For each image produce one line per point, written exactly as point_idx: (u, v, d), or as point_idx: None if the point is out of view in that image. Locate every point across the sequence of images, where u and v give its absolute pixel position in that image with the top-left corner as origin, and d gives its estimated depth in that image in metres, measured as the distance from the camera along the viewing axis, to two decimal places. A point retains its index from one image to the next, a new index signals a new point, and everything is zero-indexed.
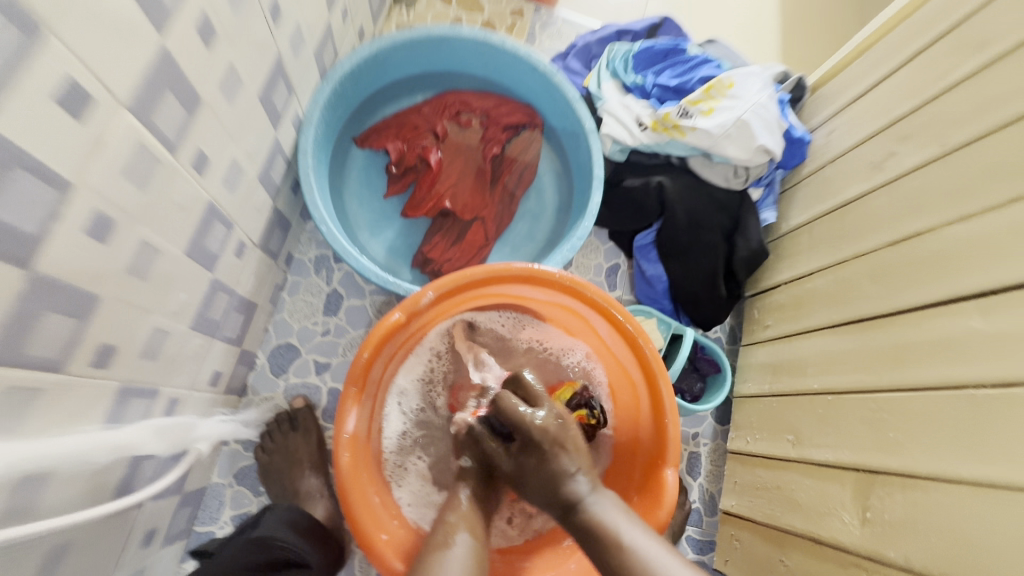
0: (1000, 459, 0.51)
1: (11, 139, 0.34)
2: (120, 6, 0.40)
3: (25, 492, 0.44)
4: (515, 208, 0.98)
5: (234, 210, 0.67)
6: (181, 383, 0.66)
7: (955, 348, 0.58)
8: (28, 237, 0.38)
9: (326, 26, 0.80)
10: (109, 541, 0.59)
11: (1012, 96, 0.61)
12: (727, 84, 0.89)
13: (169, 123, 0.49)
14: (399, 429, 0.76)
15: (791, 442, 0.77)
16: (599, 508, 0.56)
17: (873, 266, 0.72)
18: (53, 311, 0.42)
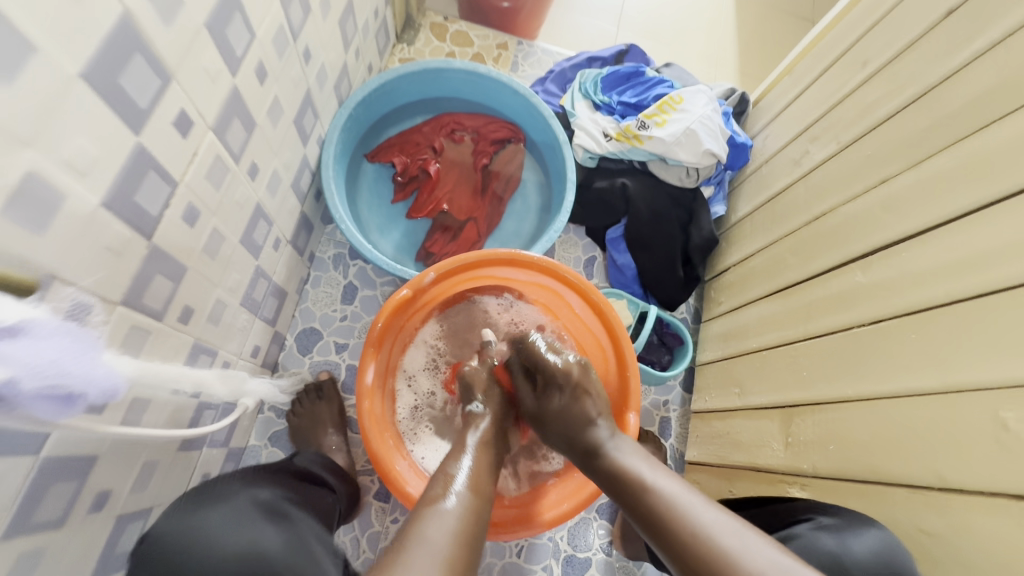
0: (869, 377, 0.66)
1: (149, 150, 0.51)
2: (212, 58, 0.57)
3: (136, 410, 0.60)
4: (503, 209, 1.15)
5: (274, 210, 0.84)
6: (232, 349, 0.82)
7: (845, 299, 0.74)
8: (152, 218, 0.54)
9: (343, 64, 0.98)
10: (178, 472, 0.74)
11: (881, 102, 0.78)
12: (678, 100, 1.06)
13: (235, 140, 0.67)
14: (409, 400, 0.90)
15: (738, 393, 0.93)
16: (619, 453, 0.67)
17: (794, 242, 0.89)
18: (161, 274, 0.58)
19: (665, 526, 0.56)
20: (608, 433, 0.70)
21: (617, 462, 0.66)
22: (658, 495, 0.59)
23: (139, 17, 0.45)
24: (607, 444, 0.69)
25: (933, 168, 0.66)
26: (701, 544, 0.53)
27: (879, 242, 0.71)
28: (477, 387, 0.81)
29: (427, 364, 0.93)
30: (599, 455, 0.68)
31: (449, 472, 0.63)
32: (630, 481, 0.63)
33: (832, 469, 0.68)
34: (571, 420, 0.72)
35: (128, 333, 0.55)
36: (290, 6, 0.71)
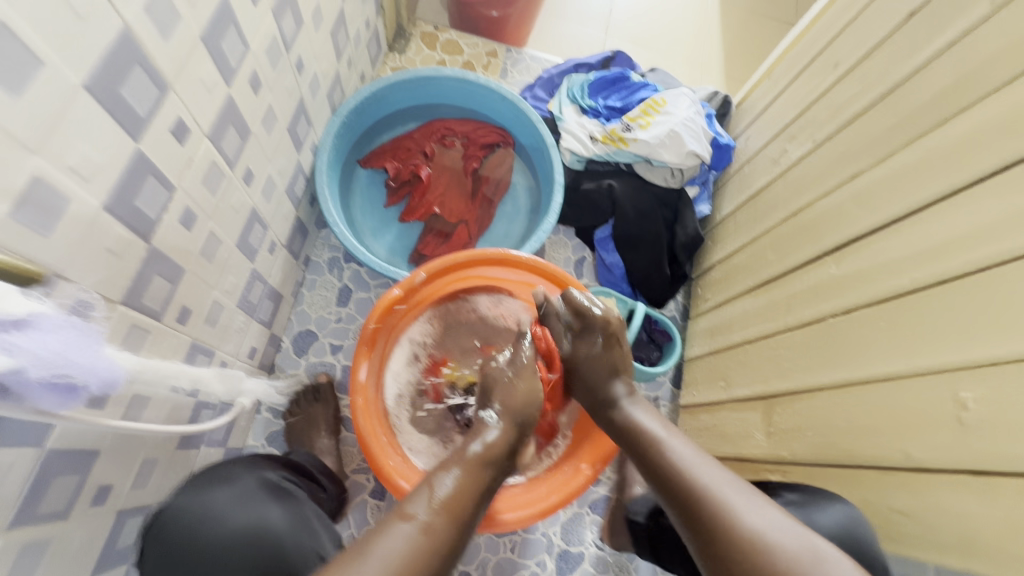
0: (841, 365, 0.69)
1: (148, 156, 0.54)
2: (208, 69, 0.60)
3: (135, 407, 0.62)
4: (493, 211, 1.18)
5: (269, 214, 0.87)
6: (229, 350, 0.84)
7: (820, 291, 0.77)
8: (151, 221, 0.57)
9: (336, 73, 1.01)
10: (176, 469, 0.76)
11: (852, 101, 0.81)
12: (660, 103, 1.10)
13: (231, 147, 0.70)
14: (399, 395, 0.91)
15: (723, 386, 0.95)
16: (633, 408, 0.72)
17: (773, 238, 0.92)
18: (159, 275, 0.61)
19: (668, 479, 0.60)
20: (626, 391, 0.75)
21: (633, 420, 0.70)
22: (666, 452, 0.63)
23: (139, 31, 0.48)
24: (625, 399, 0.73)
25: (899, 163, 0.69)
26: (695, 493, 0.56)
27: (851, 235, 0.73)
28: (496, 393, 0.74)
29: (416, 361, 0.93)
30: (614, 408, 0.73)
31: (437, 484, 0.59)
32: (642, 439, 0.66)
33: (810, 455, 0.71)
34: (594, 373, 0.76)
35: (128, 331, 0.57)
36: (282, 18, 0.74)
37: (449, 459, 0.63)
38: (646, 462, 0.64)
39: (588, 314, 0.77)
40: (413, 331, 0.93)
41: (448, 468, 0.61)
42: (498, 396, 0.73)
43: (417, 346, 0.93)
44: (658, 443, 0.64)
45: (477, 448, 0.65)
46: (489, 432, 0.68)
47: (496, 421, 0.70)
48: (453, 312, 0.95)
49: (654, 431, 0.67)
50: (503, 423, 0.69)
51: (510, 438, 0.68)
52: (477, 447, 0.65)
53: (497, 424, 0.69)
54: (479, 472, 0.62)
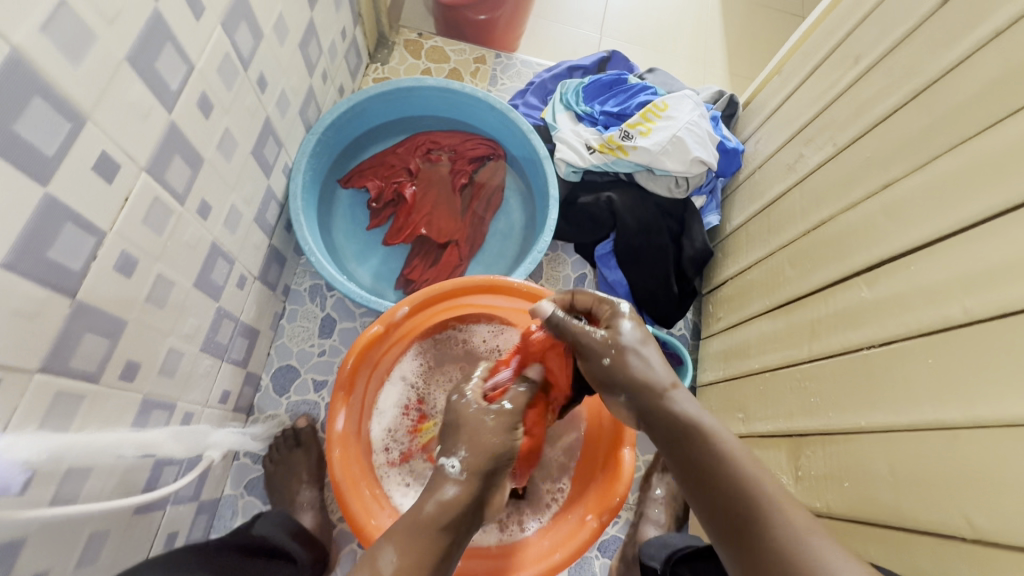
0: (880, 406, 0.62)
1: (63, 200, 0.46)
2: (140, 95, 0.53)
3: (72, 484, 0.54)
4: (485, 229, 1.09)
5: (235, 247, 0.79)
6: (194, 399, 0.76)
7: (852, 317, 0.69)
8: (74, 273, 0.49)
9: (309, 88, 0.94)
10: (137, 536, 0.69)
11: (876, 99, 0.73)
12: (661, 107, 1.00)
13: (179, 179, 0.62)
14: (388, 434, 0.83)
15: (741, 418, 0.88)
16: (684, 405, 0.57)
17: (792, 254, 0.84)
18: (92, 332, 0.53)
19: (742, 522, 0.50)
20: (681, 399, 0.57)
21: (694, 434, 0.55)
22: (742, 488, 0.51)
23: (35, 56, 0.41)
24: (679, 407, 0.57)
25: (938, 171, 0.61)
26: (766, 543, 0.48)
27: (886, 253, 0.66)
28: (462, 436, 0.60)
29: (407, 398, 0.86)
30: (669, 425, 0.56)
31: (380, 557, 0.52)
32: (712, 465, 0.53)
33: (848, 507, 0.64)
34: (633, 395, 0.59)
35: (53, 401, 0.50)
36: (237, 32, 0.66)
37: (400, 521, 0.55)
38: (712, 495, 0.52)
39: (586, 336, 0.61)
40: (398, 370, 0.86)
41: (394, 542, 0.53)
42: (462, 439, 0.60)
43: (402, 387, 0.85)
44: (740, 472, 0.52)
45: (430, 508, 0.56)
46: (443, 488, 0.57)
47: (458, 474, 0.57)
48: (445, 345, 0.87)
49: (730, 456, 0.53)
50: (465, 476, 0.57)
51: (474, 490, 0.58)
52: (431, 506, 0.56)
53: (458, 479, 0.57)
54: (433, 537, 0.54)
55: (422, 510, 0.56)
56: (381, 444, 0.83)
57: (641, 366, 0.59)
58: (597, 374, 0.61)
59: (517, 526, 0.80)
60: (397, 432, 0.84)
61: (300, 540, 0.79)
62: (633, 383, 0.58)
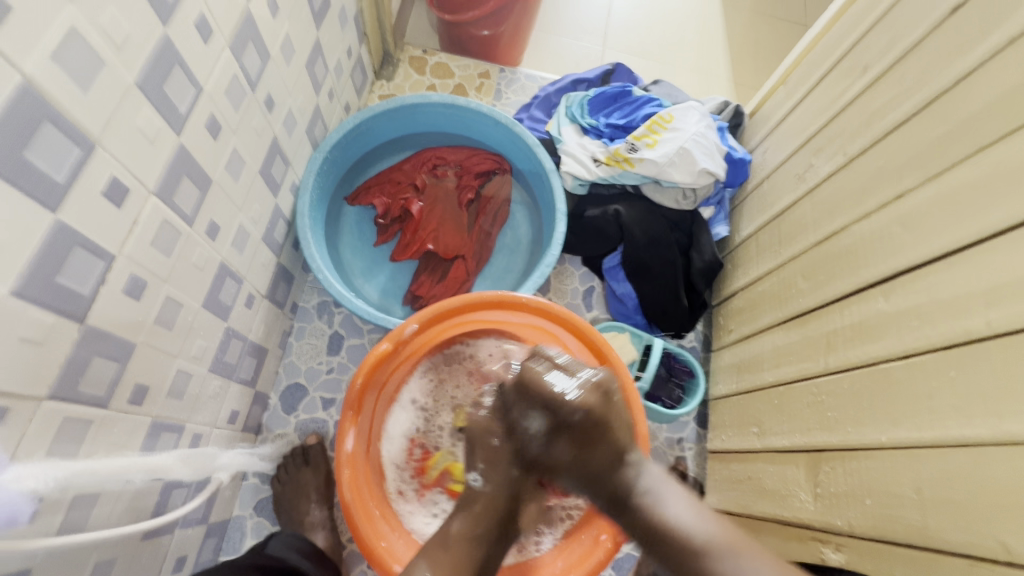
0: (905, 423, 0.60)
1: (72, 225, 0.46)
2: (149, 119, 0.53)
3: (80, 510, 0.54)
4: (492, 244, 1.09)
5: (243, 267, 0.79)
6: (203, 420, 0.76)
7: (869, 329, 0.68)
8: (84, 298, 0.49)
9: (316, 107, 0.94)
10: (144, 561, 0.68)
11: (887, 109, 0.73)
12: (667, 119, 1.00)
13: (187, 202, 0.62)
14: (397, 465, 0.83)
15: (756, 433, 0.86)
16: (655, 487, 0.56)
17: (804, 265, 0.83)
18: (101, 356, 0.53)
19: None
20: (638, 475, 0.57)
21: (657, 519, 0.54)
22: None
23: (45, 85, 0.41)
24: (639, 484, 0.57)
25: (956, 178, 0.60)
26: None
27: (903, 263, 0.65)
28: (480, 452, 0.66)
29: (414, 427, 0.85)
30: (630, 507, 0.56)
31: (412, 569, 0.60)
32: (683, 552, 0.51)
33: (872, 528, 0.62)
34: (590, 464, 0.58)
35: (61, 426, 0.50)
36: (244, 55, 0.67)
37: (434, 542, 0.63)
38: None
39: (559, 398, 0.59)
40: (404, 394, 0.85)
41: (428, 557, 0.61)
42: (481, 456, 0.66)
43: (411, 412, 0.85)
44: (709, 560, 0.49)
45: (457, 526, 0.63)
46: (470, 502, 0.65)
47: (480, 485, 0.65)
48: (453, 363, 0.87)
49: (699, 539, 0.51)
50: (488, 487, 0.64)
51: (497, 506, 0.64)
52: (460, 524, 0.64)
53: (482, 490, 0.65)
54: (467, 552, 0.62)
55: (450, 530, 0.63)
56: (393, 470, 0.82)
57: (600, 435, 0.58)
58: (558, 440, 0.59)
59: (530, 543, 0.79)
60: (406, 460, 0.83)
61: (313, 560, 0.78)
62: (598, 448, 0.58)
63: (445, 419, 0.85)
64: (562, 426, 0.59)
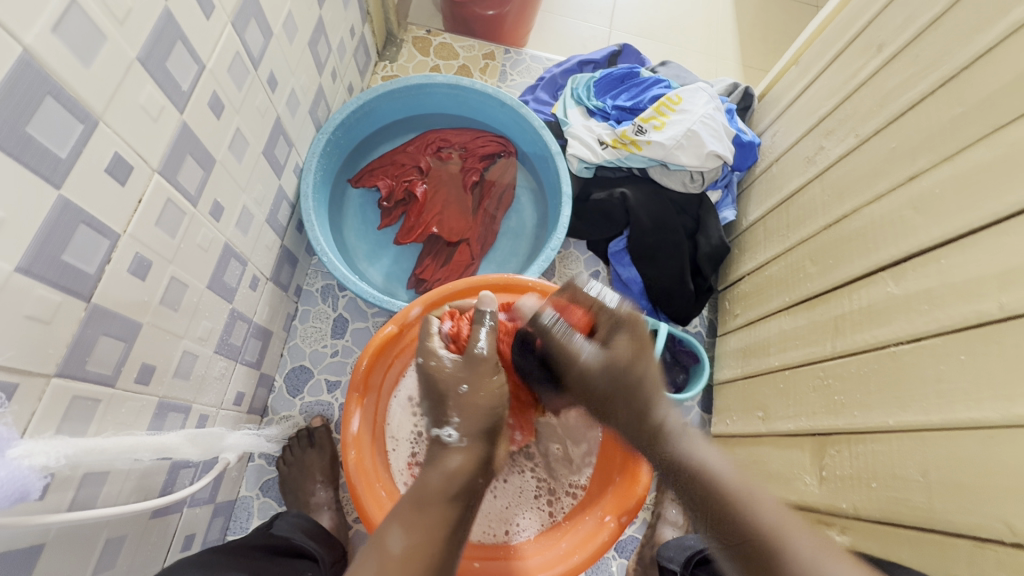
0: (911, 407, 0.60)
1: (76, 203, 0.46)
2: (151, 96, 0.52)
3: (91, 487, 0.54)
4: (497, 227, 1.08)
5: (247, 248, 0.79)
6: (209, 401, 0.76)
7: (878, 313, 0.67)
8: (90, 277, 0.49)
9: (318, 88, 0.93)
10: (153, 540, 0.69)
11: (902, 88, 0.71)
12: (675, 100, 0.98)
13: (191, 181, 0.61)
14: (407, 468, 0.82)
15: (761, 417, 0.87)
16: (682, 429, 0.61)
17: (813, 249, 0.82)
18: (107, 335, 0.53)
19: (755, 553, 0.51)
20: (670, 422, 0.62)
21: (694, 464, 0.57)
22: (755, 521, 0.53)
23: (46, 57, 0.40)
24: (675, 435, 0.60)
25: (969, 160, 0.59)
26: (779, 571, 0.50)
27: (914, 247, 0.64)
28: (450, 404, 0.62)
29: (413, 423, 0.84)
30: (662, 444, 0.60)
31: (387, 537, 0.54)
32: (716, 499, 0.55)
33: (875, 510, 0.63)
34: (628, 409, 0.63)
35: (70, 405, 0.50)
36: (246, 32, 0.66)
37: (405, 499, 0.57)
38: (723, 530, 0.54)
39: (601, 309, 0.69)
40: (401, 389, 0.84)
41: (401, 520, 0.55)
42: (451, 405, 0.62)
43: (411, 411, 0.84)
44: (744, 506, 0.54)
45: (434, 481, 0.58)
46: (447, 459, 0.60)
47: (458, 441, 0.60)
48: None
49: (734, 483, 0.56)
50: (466, 442, 0.61)
51: (476, 456, 0.61)
52: (436, 478, 0.58)
53: (456, 445, 0.61)
54: (440, 512, 0.55)
55: (428, 483, 0.57)
56: (403, 465, 0.82)
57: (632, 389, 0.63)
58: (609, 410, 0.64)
59: (548, 507, 0.82)
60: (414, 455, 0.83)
61: (319, 538, 0.79)
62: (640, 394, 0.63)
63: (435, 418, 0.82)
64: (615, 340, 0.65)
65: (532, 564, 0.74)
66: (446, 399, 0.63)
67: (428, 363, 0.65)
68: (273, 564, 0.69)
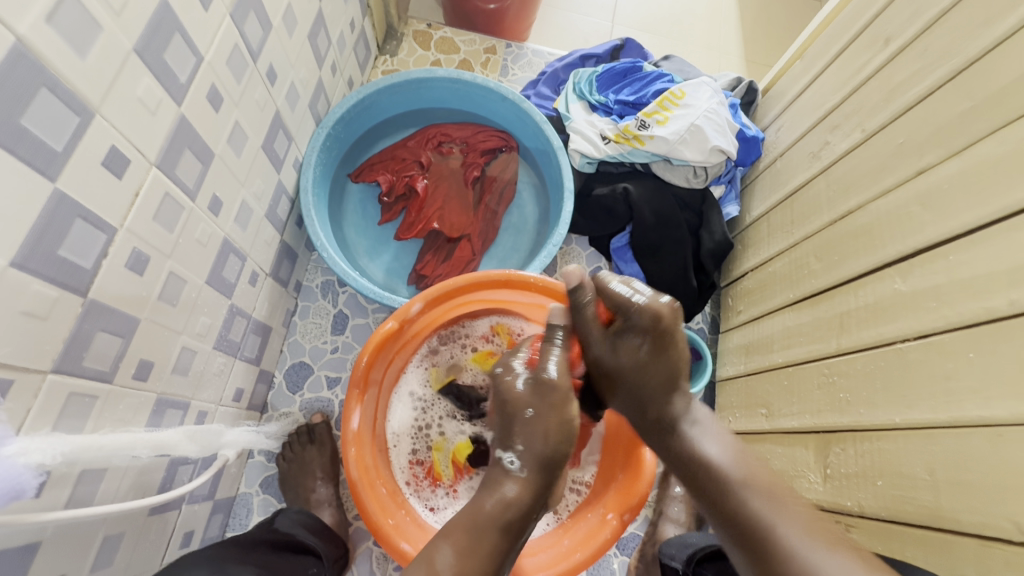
0: (917, 405, 0.60)
1: (73, 197, 0.45)
2: (149, 88, 0.51)
3: (88, 484, 0.54)
4: (498, 223, 1.07)
5: (246, 244, 0.78)
6: (208, 398, 0.76)
7: (884, 310, 0.67)
8: (86, 272, 0.48)
9: (318, 81, 0.92)
10: (152, 537, 0.68)
11: (909, 82, 0.70)
12: (679, 95, 0.97)
13: (189, 175, 0.60)
14: (407, 466, 0.82)
15: (765, 415, 0.86)
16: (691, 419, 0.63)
17: (818, 245, 0.81)
18: (104, 331, 0.52)
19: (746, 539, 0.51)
20: (685, 409, 0.64)
21: (695, 452, 0.59)
22: (746, 508, 0.53)
23: (41, 48, 0.39)
24: (684, 421, 0.63)
25: (978, 155, 0.58)
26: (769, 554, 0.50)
27: (921, 243, 0.63)
28: (517, 429, 0.61)
29: (414, 421, 0.84)
30: (675, 433, 0.62)
31: (435, 558, 0.53)
32: (716, 483, 0.56)
33: (881, 508, 0.62)
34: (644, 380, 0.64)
35: (67, 401, 0.49)
36: (246, 24, 0.65)
37: (457, 522, 0.57)
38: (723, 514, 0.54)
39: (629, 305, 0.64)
40: (403, 386, 0.84)
41: (450, 541, 0.55)
42: (518, 430, 0.61)
43: (413, 408, 0.84)
44: (744, 496, 0.54)
45: (490, 506, 0.58)
46: (504, 487, 0.59)
47: (519, 470, 0.60)
48: (443, 348, 0.86)
49: (736, 472, 0.56)
50: (526, 472, 0.59)
51: (535, 486, 0.60)
52: (491, 505, 0.58)
53: (520, 474, 0.60)
54: (492, 541, 0.55)
55: (482, 508, 0.58)
56: (404, 462, 0.82)
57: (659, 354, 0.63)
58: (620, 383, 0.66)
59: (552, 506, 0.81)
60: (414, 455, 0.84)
61: (322, 535, 0.79)
62: (666, 359, 0.63)
63: (440, 411, 0.85)
64: (626, 337, 0.64)
65: (535, 560, 0.74)
66: (512, 426, 0.62)
67: (502, 378, 0.66)
68: (275, 562, 0.68)
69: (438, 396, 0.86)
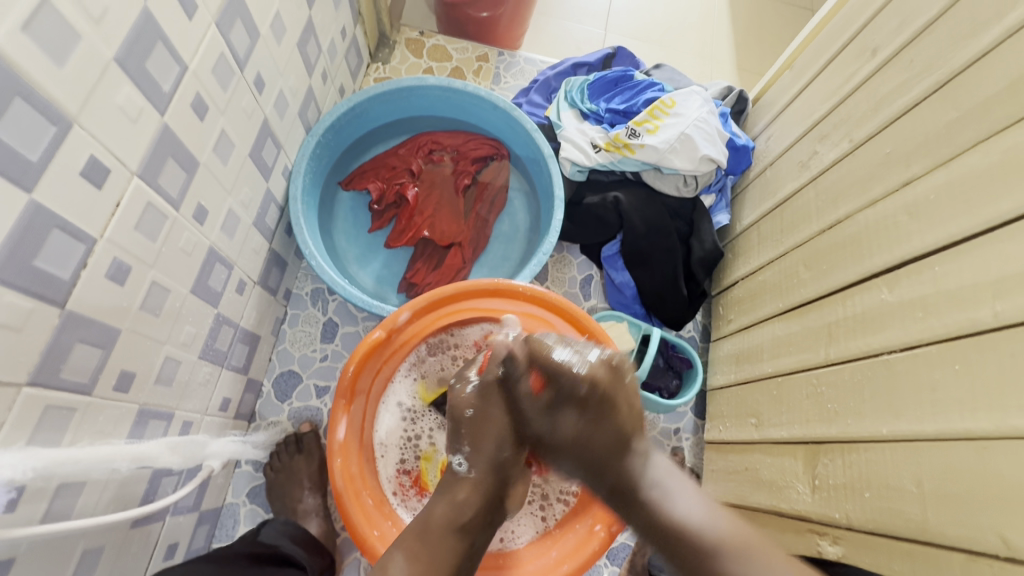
0: (904, 417, 0.59)
1: (50, 206, 0.44)
2: (129, 97, 0.51)
3: (66, 498, 0.53)
4: (489, 231, 1.07)
5: (233, 252, 0.77)
6: (193, 408, 0.75)
7: (872, 320, 0.67)
8: (64, 283, 0.48)
9: (308, 89, 0.92)
10: (134, 550, 0.68)
11: (896, 93, 0.71)
12: (668, 104, 0.97)
13: (173, 184, 0.60)
14: (394, 476, 0.81)
15: (754, 424, 0.86)
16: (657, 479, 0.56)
17: (807, 255, 0.81)
18: (83, 342, 0.52)
19: None
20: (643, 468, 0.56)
21: (664, 521, 0.53)
22: None
23: (16, 58, 0.39)
24: (645, 480, 0.55)
25: (964, 166, 0.59)
26: None
27: (908, 254, 0.63)
28: (465, 432, 0.63)
29: (402, 431, 0.83)
30: (636, 498, 0.55)
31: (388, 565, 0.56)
32: (692, 549, 0.50)
33: (868, 521, 0.62)
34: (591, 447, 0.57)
35: (43, 414, 0.49)
36: (232, 33, 0.64)
37: (411, 530, 0.60)
38: None
39: (562, 371, 0.57)
40: (392, 396, 0.83)
41: (403, 550, 0.58)
42: (466, 433, 0.63)
43: (402, 418, 0.83)
44: (727, 566, 0.48)
45: (440, 511, 0.61)
46: (455, 488, 0.62)
47: (464, 472, 0.63)
48: (432, 358, 0.85)
49: (712, 536, 0.51)
50: (473, 474, 0.62)
51: (485, 488, 0.62)
52: (443, 509, 0.61)
53: (467, 477, 0.62)
54: (443, 544, 0.58)
55: (434, 514, 0.61)
56: (392, 473, 0.81)
57: (605, 419, 0.57)
58: (568, 463, 0.59)
59: (541, 512, 0.80)
60: (402, 466, 0.82)
61: (308, 547, 0.78)
62: (609, 424, 0.57)
63: (429, 422, 0.84)
64: (563, 410, 0.58)
65: (525, 573, 0.74)
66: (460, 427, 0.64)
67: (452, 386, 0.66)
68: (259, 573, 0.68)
69: (427, 408, 0.84)
